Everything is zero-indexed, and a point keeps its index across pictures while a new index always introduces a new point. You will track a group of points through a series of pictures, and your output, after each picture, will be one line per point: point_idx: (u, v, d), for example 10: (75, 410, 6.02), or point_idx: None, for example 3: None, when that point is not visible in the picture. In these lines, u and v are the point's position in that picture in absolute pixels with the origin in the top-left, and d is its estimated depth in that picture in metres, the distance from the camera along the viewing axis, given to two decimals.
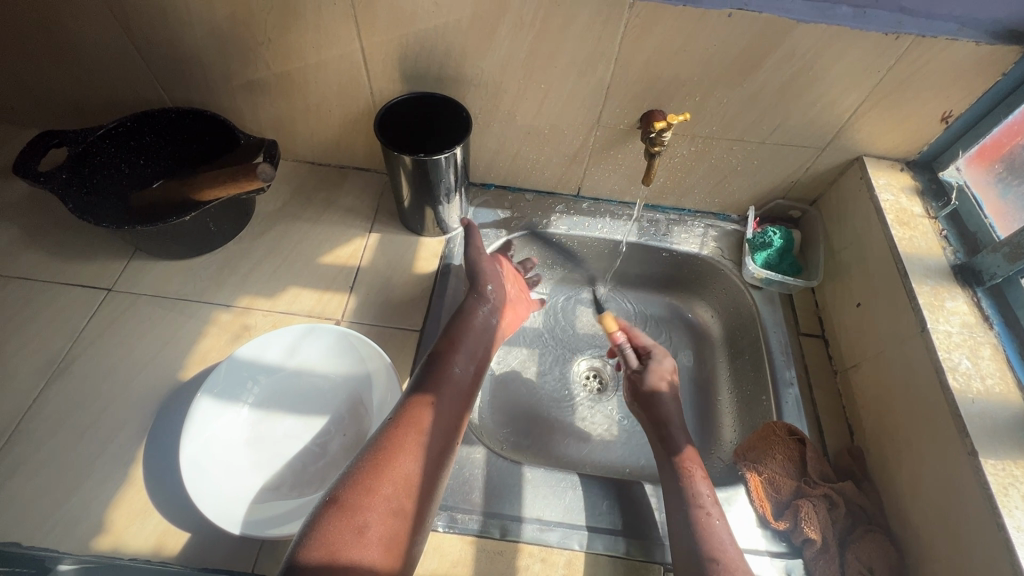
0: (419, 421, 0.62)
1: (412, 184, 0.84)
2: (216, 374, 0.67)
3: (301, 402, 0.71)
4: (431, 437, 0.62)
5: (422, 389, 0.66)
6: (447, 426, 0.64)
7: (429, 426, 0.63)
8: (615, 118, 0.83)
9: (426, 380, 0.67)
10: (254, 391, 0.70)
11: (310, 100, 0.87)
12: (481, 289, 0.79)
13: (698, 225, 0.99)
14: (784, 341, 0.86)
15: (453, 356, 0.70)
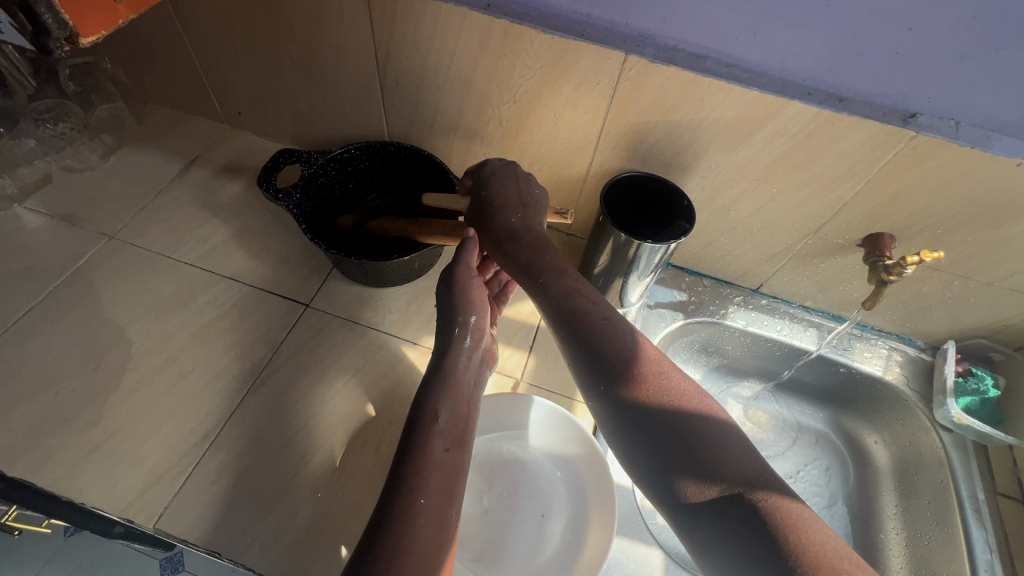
0: (418, 495, 0.51)
1: (612, 256, 0.84)
2: None
3: (510, 471, 0.71)
4: (431, 506, 0.51)
5: (419, 449, 0.55)
6: (448, 487, 0.53)
7: (428, 492, 0.52)
8: (837, 232, 0.81)
9: (416, 439, 0.56)
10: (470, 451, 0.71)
11: (525, 158, 0.89)
12: (466, 319, 0.66)
13: (881, 345, 0.95)
14: (980, 498, 0.80)
15: (439, 395, 0.59)
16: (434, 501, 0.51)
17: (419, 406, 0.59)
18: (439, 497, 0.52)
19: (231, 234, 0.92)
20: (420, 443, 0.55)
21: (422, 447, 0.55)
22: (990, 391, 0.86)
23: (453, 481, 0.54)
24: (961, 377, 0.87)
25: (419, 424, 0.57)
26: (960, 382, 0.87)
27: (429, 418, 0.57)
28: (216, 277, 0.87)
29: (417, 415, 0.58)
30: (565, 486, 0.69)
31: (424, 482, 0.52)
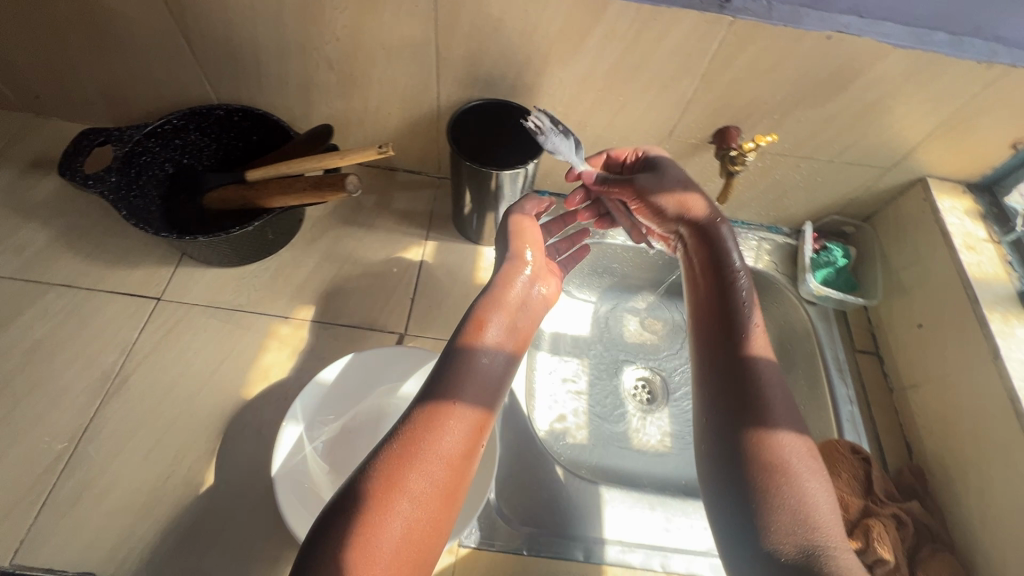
0: (461, 376, 0.55)
1: (475, 194, 0.81)
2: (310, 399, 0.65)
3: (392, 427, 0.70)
4: (470, 390, 0.54)
5: (469, 336, 0.59)
6: (491, 378, 0.57)
7: (468, 380, 0.55)
8: (688, 132, 0.82)
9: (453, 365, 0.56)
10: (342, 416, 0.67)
11: (370, 102, 0.83)
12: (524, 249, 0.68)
13: (751, 238, 0.99)
14: (840, 357, 0.88)
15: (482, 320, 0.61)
16: (475, 383, 0.55)
17: (479, 305, 0.62)
18: (479, 393, 0.55)
19: (53, 237, 0.82)
20: (468, 331, 0.59)
21: (462, 366, 0.56)
22: (840, 262, 0.93)
23: (500, 376, 0.58)
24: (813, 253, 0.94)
25: (471, 323, 0.60)
26: (813, 258, 0.93)
27: (477, 327, 0.60)
28: (43, 286, 0.78)
29: (478, 310, 0.61)
30: None
31: (470, 369, 0.56)
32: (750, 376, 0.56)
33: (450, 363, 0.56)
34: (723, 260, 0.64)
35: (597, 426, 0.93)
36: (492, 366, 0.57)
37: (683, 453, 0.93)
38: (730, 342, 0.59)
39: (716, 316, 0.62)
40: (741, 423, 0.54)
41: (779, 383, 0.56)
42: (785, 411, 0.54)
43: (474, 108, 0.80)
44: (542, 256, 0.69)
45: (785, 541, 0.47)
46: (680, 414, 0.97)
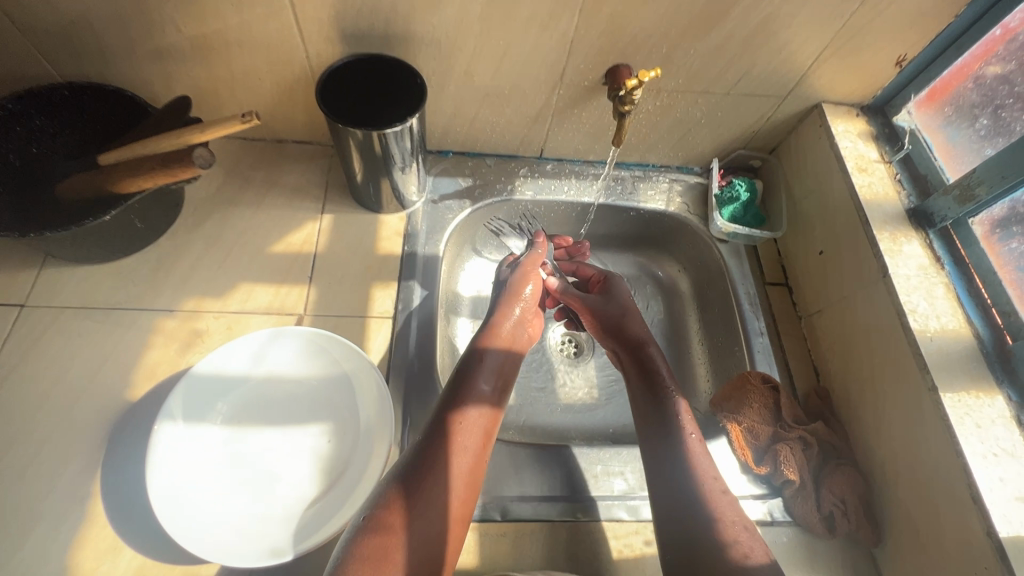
0: (474, 380, 0.63)
1: (362, 158, 0.75)
2: (174, 397, 0.58)
3: (282, 411, 0.63)
4: (478, 400, 0.62)
5: (481, 346, 0.68)
6: (499, 378, 0.66)
7: (483, 381, 0.63)
8: (579, 74, 0.79)
9: (461, 385, 0.63)
10: (223, 408, 0.61)
11: (235, 68, 0.76)
12: (527, 271, 0.79)
13: (663, 181, 0.98)
14: (751, 291, 0.89)
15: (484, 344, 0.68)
16: (487, 383, 0.64)
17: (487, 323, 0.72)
18: (494, 396, 0.63)
19: None
20: (483, 340, 0.69)
21: (470, 377, 0.64)
22: (744, 196, 0.92)
23: (505, 369, 0.67)
24: (718, 191, 0.93)
25: (480, 338, 0.70)
26: (719, 196, 0.93)
27: (487, 341, 0.69)
28: None
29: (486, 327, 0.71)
30: (344, 402, 0.63)
31: (481, 372, 0.65)
32: (662, 400, 0.68)
33: (467, 370, 0.65)
34: (638, 333, 0.76)
35: (524, 385, 0.93)
36: (504, 370, 0.67)
37: (611, 402, 0.94)
38: (648, 378, 0.72)
39: (636, 360, 0.74)
40: (660, 436, 0.66)
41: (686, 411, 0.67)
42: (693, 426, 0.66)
43: (359, 62, 0.72)
44: (535, 298, 0.76)
45: (704, 528, 0.58)
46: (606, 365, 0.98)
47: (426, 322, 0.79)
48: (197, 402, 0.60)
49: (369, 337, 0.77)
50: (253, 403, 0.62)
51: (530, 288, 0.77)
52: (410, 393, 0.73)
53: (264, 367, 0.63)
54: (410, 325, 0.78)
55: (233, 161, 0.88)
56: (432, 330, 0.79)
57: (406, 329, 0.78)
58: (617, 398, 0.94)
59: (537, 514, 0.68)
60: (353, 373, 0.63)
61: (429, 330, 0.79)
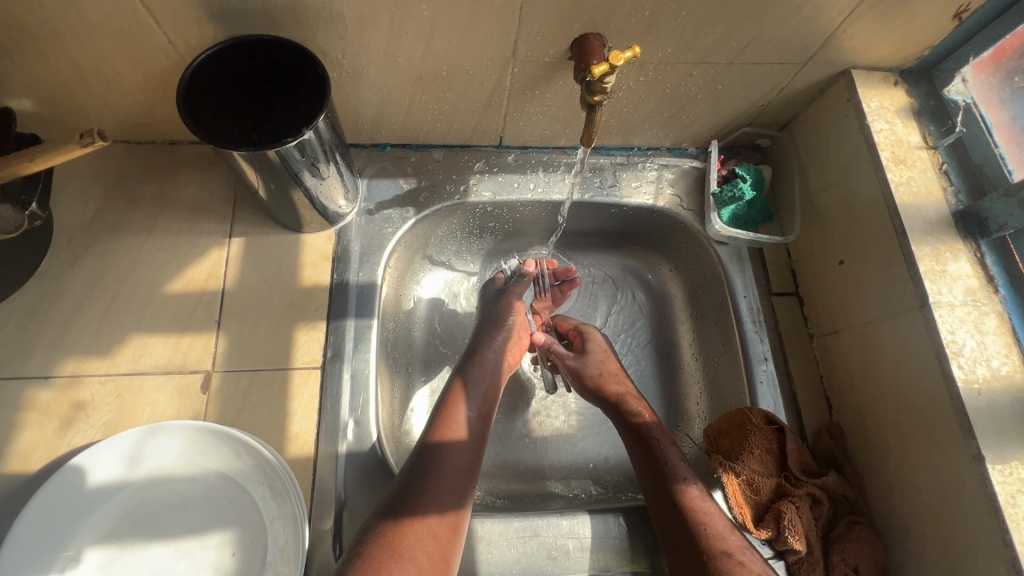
0: (434, 481, 0.56)
1: (257, 169, 0.58)
2: (19, 529, 0.47)
3: (169, 523, 0.51)
4: (443, 490, 0.55)
5: (440, 433, 0.60)
6: (464, 471, 0.58)
7: (441, 481, 0.56)
8: (537, 48, 0.60)
9: (423, 470, 0.56)
10: (92, 529, 0.50)
11: (81, 60, 0.58)
12: (500, 323, 0.72)
13: (650, 168, 0.81)
14: (755, 306, 0.74)
15: (448, 416, 0.61)
16: (450, 479, 0.56)
17: (444, 398, 0.64)
18: (454, 496, 0.56)
19: None
20: (439, 426, 0.60)
21: (433, 460, 0.57)
22: (748, 195, 0.75)
23: (468, 458, 0.59)
24: (715, 188, 0.76)
25: (438, 422, 0.61)
26: (716, 195, 0.76)
27: (453, 412, 0.62)
28: None
29: (443, 406, 0.63)
30: (245, 507, 0.52)
31: (440, 470, 0.57)
32: (662, 473, 0.62)
33: (431, 454, 0.57)
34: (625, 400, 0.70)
35: (492, 419, 0.81)
36: (461, 460, 0.58)
37: (592, 432, 0.82)
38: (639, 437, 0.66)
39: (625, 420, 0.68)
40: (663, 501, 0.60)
41: (685, 467, 0.63)
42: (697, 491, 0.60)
43: (236, 48, 0.54)
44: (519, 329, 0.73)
45: None
46: None
47: (362, 372, 0.65)
48: (53, 526, 0.48)
49: (293, 396, 0.63)
50: (129, 517, 0.51)
51: (501, 339, 0.71)
52: (348, 463, 0.62)
53: (139, 471, 0.52)
54: (342, 376, 0.65)
55: (114, 174, 0.71)
56: (370, 382, 0.65)
57: (337, 382, 0.64)
58: (601, 426, 0.82)
59: None
60: (253, 468, 0.53)
61: (366, 381, 0.65)
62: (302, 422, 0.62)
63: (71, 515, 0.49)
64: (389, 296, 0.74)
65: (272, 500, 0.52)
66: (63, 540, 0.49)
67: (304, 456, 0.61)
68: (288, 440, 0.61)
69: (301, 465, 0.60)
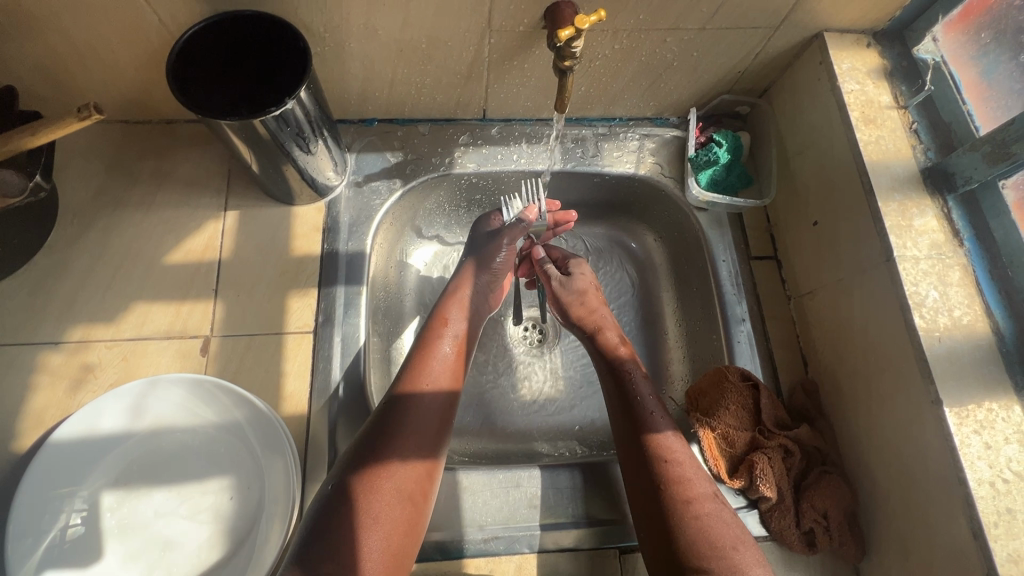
0: (402, 429, 0.57)
1: (250, 147, 0.61)
2: (36, 470, 0.51)
3: (172, 469, 0.55)
4: (415, 440, 0.57)
5: (408, 383, 0.60)
6: (434, 419, 0.59)
7: (411, 428, 0.57)
8: (511, 17, 0.62)
9: (392, 420, 0.57)
10: (100, 474, 0.54)
11: (76, 41, 0.61)
12: (487, 261, 0.73)
13: (632, 138, 0.82)
14: (734, 270, 0.76)
15: (419, 369, 0.62)
16: (419, 429, 0.58)
17: (417, 350, 0.64)
18: (423, 443, 0.57)
19: None
20: (410, 378, 0.61)
21: (403, 409, 0.58)
22: (725, 158, 0.77)
23: (439, 406, 0.60)
24: (692, 153, 0.78)
25: (409, 371, 0.62)
26: (693, 159, 0.78)
27: (423, 367, 0.62)
28: None
29: (416, 356, 0.64)
30: (241, 455, 0.56)
31: (411, 417, 0.58)
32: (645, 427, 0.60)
33: (400, 405, 0.58)
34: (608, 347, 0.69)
35: (481, 384, 0.83)
36: (432, 409, 0.59)
37: (579, 397, 0.84)
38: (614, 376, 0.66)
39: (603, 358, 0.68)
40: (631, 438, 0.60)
41: (658, 406, 0.62)
42: (665, 428, 0.60)
43: (225, 24, 0.56)
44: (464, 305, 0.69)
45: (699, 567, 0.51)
46: (575, 354, 0.87)
47: (352, 335, 0.69)
48: (65, 473, 0.53)
49: (288, 358, 0.67)
50: (134, 465, 0.55)
51: (485, 277, 0.73)
52: (341, 420, 0.65)
53: (141, 423, 0.56)
54: (333, 339, 0.68)
55: (114, 152, 0.74)
56: (360, 345, 0.68)
57: (328, 344, 0.68)
58: (586, 390, 0.84)
59: (537, 546, 0.62)
60: (244, 420, 0.56)
61: (356, 343, 0.68)
62: (296, 382, 0.66)
63: (81, 463, 0.54)
64: (378, 265, 0.77)
65: (263, 449, 0.55)
66: (75, 484, 0.53)
67: (297, 413, 0.64)
68: (283, 398, 0.65)
69: (295, 421, 0.64)
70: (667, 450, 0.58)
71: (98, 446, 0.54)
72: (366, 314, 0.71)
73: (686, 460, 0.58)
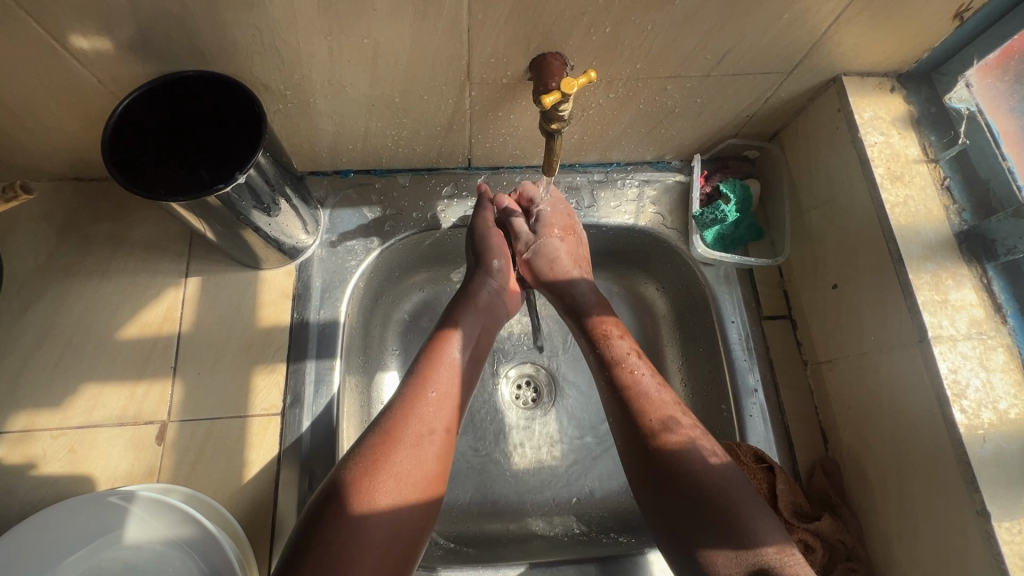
0: (343, 553, 0.43)
1: (199, 214, 0.55)
2: None
3: None
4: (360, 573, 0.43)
5: (359, 481, 0.47)
6: (389, 536, 0.46)
7: (358, 553, 0.44)
8: (493, 70, 0.55)
9: (333, 542, 0.44)
10: None
11: (10, 104, 0.55)
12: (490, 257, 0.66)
13: (630, 186, 0.75)
14: (745, 333, 0.69)
15: (376, 464, 0.48)
16: (370, 557, 0.44)
17: (375, 429, 0.51)
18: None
19: None
20: (363, 480, 0.47)
21: (349, 527, 0.45)
22: (733, 216, 0.70)
23: (397, 514, 0.47)
24: (697, 210, 0.71)
25: (361, 464, 0.48)
26: (698, 217, 0.71)
27: (382, 461, 0.48)
28: None
29: (372, 440, 0.50)
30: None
31: (359, 536, 0.45)
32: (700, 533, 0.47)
33: (345, 520, 0.45)
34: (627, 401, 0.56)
35: (468, 452, 0.76)
36: (388, 521, 0.46)
37: (577, 465, 0.77)
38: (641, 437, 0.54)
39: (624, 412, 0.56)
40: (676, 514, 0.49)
41: (727, 476, 0.50)
42: (751, 502, 0.48)
43: (160, 87, 0.51)
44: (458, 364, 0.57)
45: None
46: (572, 416, 0.80)
47: (324, 419, 0.62)
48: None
49: (251, 446, 0.60)
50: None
51: (496, 280, 0.66)
52: None
53: (85, 539, 0.51)
54: (302, 423, 0.62)
55: (67, 214, 0.68)
56: (333, 429, 0.62)
57: (297, 429, 0.61)
58: (585, 458, 0.77)
59: None
60: (196, 536, 0.51)
61: (328, 427, 0.62)
62: (260, 474, 0.59)
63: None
64: (356, 331, 0.70)
65: (214, 571, 0.50)
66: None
67: (261, 510, 0.58)
68: (246, 493, 0.58)
69: (259, 520, 0.57)
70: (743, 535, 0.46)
71: (35, 569, 0.50)
72: (339, 391, 0.64)
73: (773, 548, 0.46)
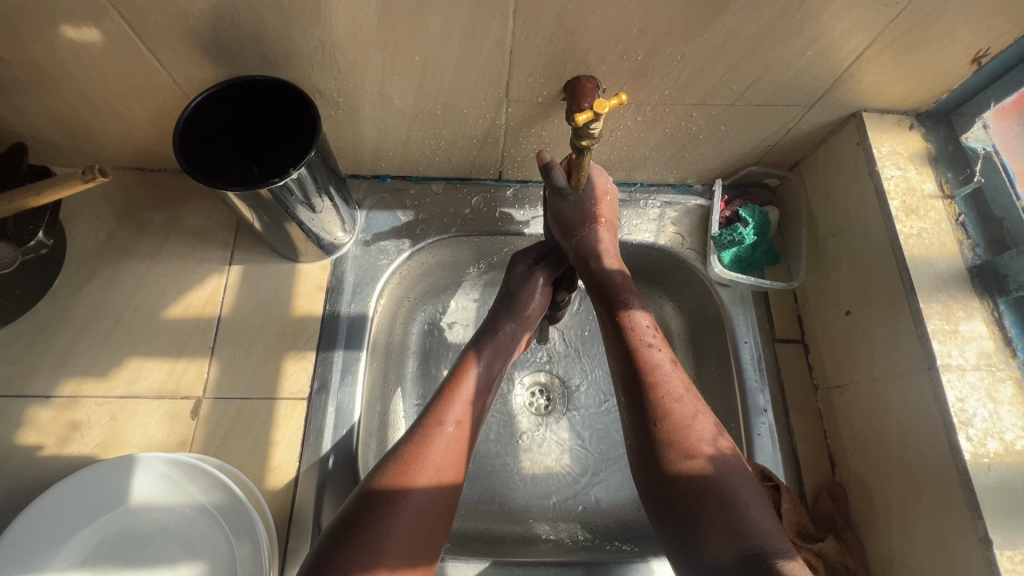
0: (398, 502, 0.49)
1: (251, 206, 0.59)
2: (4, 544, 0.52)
3: (139, 552, 0.55)
4: (409, 518, 0.49)
5: (401, 471, 0.51)
6: (431, 501, 0.50)
7: (396, 529, 0.48)
8: (530, 89, 0.60)
9: (384, 497, 0.49)
10: (66, 553, 0.54)
11: (94, 97, 0.60)
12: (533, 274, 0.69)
13: (652, 206, 0.78)
14: (757, 354, 0.71)
15: (428, 433, 0.54)
16: (415, 511, 0.49)
17: (428, 411, 0.57)
18: (418, 523, 0.49)
19: None
20: (413, 452, 0.53)
21: (404, 476, 0.51)
22: (749, 238, 0.73)
23: (436, 496, 0.51)
24: (715, 231, 0.74)
25: (419, 431, 0.55)
26: (716, 239, 0.73)
27: (434, 428, 0.55)
28: None
29: (428, 414, 0.57)
30: (213, 542, 0.55)
31: (398, 511, 0.49)
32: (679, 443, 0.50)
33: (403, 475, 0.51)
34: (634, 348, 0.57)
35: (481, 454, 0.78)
36: (426, 501, 0.50)
37: (583, 475, 0.78)
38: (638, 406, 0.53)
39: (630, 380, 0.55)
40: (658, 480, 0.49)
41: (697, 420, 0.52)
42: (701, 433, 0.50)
43: (228, 89, 0.56)
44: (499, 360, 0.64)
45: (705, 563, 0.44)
46: (581, 426, 0.81)
47: (346, 408, 0.65)
48: (39, 545, 0.53)
49: (278, 427, 0.64)
50: (111, 542, 0.55)
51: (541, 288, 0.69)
52: (327, 497, 0.61)
53: (121, 500, 0.56)
54: (327, 409, 0.65)
55: (127, 200, 0.74)
56: (355, 417, 0.65)
57: (322, 414, 0.65)
58: (592, 468, 0.78)
59: None
60: (222, 505, 0.56)
61: (351, 415, 0.65)
62: (284, 454, 0.62)
63: (56, 536, 0.54)
64: (381, 327, 0.74)
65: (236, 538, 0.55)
66: (48, 557, 0.53)
67: (283, 488, 0.61)
68: (269, 471, 0.62)
69: (281, 497, 0.61)
70: (712, 496, 0.46)
71: (70, 523, 0.54)
72: (363, 381, 0.68)
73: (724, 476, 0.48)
